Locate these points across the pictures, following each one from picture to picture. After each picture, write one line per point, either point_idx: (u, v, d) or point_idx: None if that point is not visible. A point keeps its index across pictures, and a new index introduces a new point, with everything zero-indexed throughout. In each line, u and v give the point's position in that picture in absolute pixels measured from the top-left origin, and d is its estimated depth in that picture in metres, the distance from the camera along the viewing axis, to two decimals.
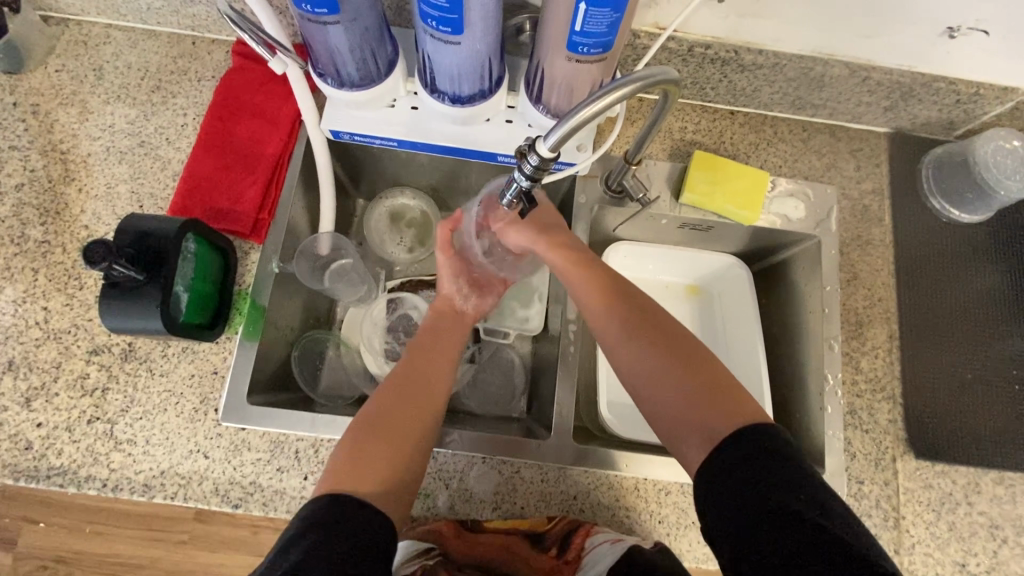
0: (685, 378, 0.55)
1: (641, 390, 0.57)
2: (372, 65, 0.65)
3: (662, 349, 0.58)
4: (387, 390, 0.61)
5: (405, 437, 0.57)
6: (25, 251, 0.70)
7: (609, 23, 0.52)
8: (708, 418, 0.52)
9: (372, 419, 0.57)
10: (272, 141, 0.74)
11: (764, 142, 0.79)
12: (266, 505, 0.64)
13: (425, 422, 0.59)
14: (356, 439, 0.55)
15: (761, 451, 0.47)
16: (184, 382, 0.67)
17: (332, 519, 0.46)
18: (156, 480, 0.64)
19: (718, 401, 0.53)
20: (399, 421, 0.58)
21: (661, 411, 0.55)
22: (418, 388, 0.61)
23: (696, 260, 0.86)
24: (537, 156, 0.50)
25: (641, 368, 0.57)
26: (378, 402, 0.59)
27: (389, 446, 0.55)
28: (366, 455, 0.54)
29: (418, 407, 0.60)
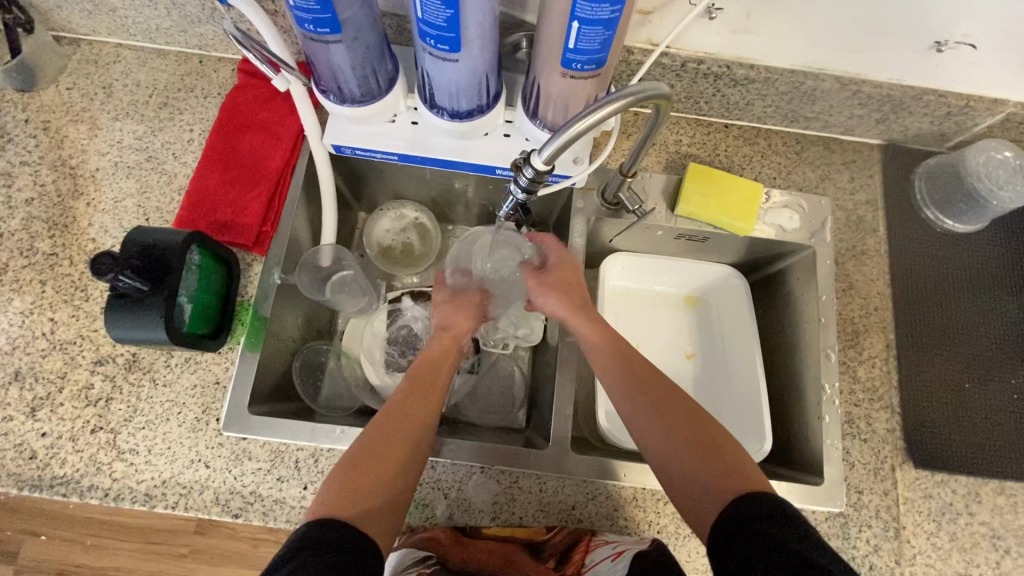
0: (692, 442, 0.56)
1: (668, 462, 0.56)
2: (374, 82, 0.67)
3: (669, 413, 0.59)
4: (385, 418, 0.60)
5: (400, 464, 0.56)
6: (33, 263, 0.72)
7: (602, 41, 0.53)
8: (717, 481, 0.52)
9: (369, 449, 0.56)
10: (276, 156, 0.76)
11: (759, 154, 0.80)
12: (266, 515, 0.65)
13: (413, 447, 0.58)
14: (354, 467, 0.54)
15: (766, 511, 0.47)
16: (186, 392, 0.68)
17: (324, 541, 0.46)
18: (158, 490, 0.65)
19: (723, 464, 0.53)
20: (396, 449, 0.57)
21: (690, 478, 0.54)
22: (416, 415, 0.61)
23: (692, 272, 0.87)
24: (532, 169, 0.52)
25: (652, 433, 0.58)
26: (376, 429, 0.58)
27: (384, 476, 0.54)
28: (362, 481, 0.53)
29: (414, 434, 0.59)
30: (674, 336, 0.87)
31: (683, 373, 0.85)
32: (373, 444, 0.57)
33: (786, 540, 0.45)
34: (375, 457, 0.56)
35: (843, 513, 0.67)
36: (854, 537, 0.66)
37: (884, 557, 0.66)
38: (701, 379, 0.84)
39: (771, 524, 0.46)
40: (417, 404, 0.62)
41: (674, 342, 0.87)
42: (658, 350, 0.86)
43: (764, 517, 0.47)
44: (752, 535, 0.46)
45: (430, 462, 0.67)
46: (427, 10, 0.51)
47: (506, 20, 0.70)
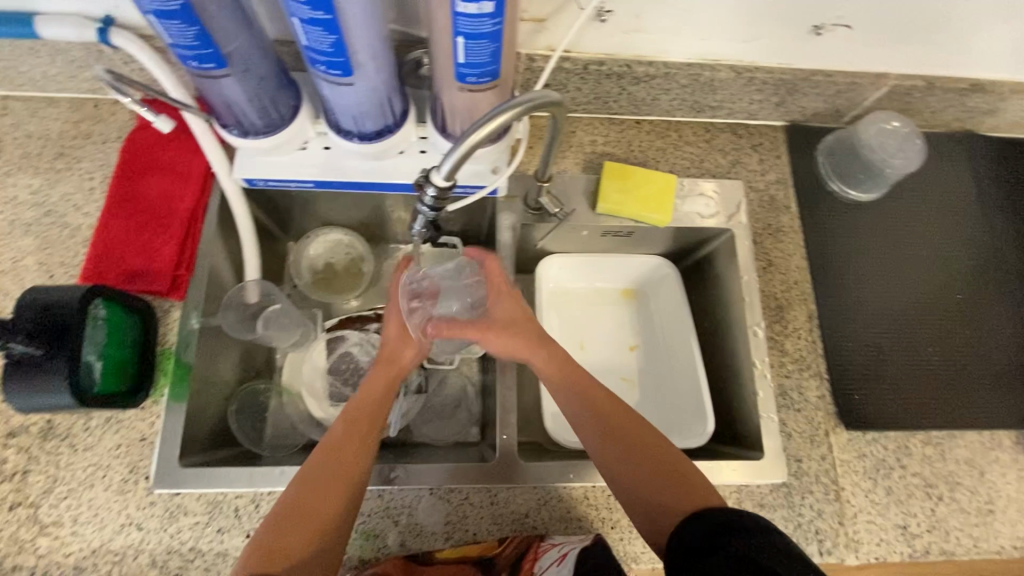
0: (657, 470, 0.57)
1: (627, 490, 0.58)
2: (276, 111, 0.66)
3: (632, 440, 0.60)
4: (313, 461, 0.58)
5: (326, 516, 0.55)
6: None
7: (491, 53, 0.54)
8: (671, 501, 0.55)
9: (298, 499, 0.55)
10: (185, 197, 0.74)
11: (671, 146, 0.83)
12: (209, 570, 0.62)
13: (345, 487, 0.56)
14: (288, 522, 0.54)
15: (722, 527, 0.49)
16: (111, 454, 0.65)
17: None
18: (88, 562, 0.61)
19: (679, 487, 0.56)
20: (325, 492, 0.56)
21: (653, 503, 0.56)
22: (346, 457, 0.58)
23: (625, 265, 0.89)
24: (434, 187, 0.52)
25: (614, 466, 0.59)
26: (306, 472, 0.57)
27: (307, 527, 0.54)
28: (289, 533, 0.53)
29: (347, 472, 0.57)
30: (617, 330, 0.89)
31: (630, 365, 0.87)
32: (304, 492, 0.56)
33: (741, 549, 0.46)
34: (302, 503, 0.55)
35: (786, 483, 0.69)
36: (798, 505, 0.68)
37: (828, 519, 0.68)
38: (645, 369, 0.86)
39: (735, 541, 0.47)
40: (348, 446, 0.59)
41: (617, 335, 0.89)
42: (602, 346, 0.88)
43: (735, 534, 0.48)
44: (720, 551, 0.47)
45: (377, 492, 0.66)
46: (309, 39, 0.51)
47: (405, 38, 0.70)
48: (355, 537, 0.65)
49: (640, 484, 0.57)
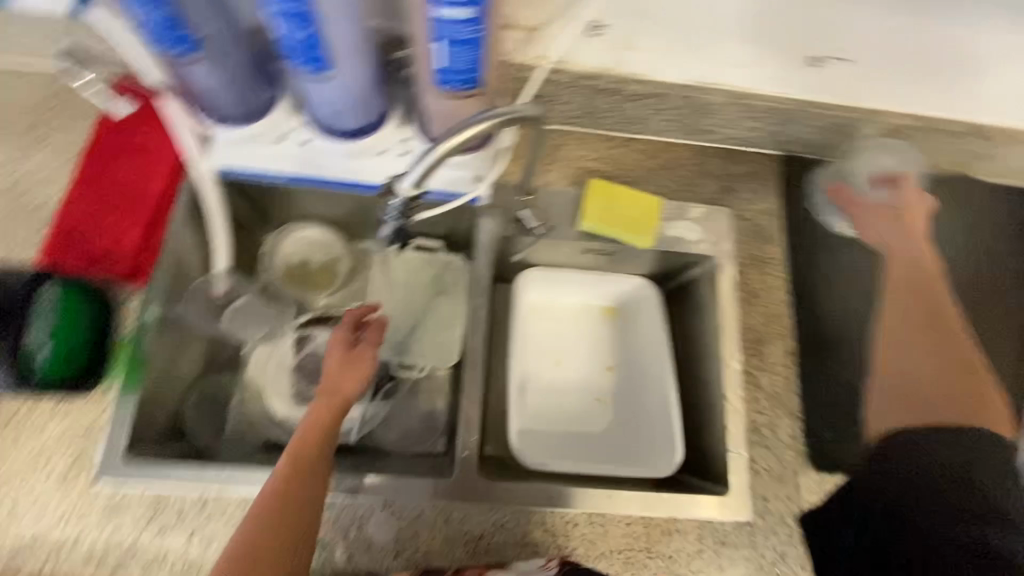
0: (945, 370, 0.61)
1: (909, 378, 0.62)
2: (252, 101, 0.65)
3: (937, 339, 0.64)
4: (256, 521, 0.52)
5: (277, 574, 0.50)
6: None
7: (473, 59, 0.52)
8: (954, 407, 0.58)
9: (243, 566, 0.49)
10: (156, 182, 0.71)
11: (662, 167, 0.81)
12: (146, 570, 0.60)
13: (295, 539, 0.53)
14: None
15: (911, 454, 0.53)
16: (55, 441, 0.62)
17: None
18: (21, 553, 0.59)
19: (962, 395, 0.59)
20: (273, 547, 0.51)
21: (922, 394, 0.60)
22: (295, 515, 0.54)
23: (607, 283, 0.87)
24: (401, 193, 0.53)
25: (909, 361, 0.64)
26: (249, 532, 0.51)
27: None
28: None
29: (295, 520, 0.53)
30: (594, 348, 0.88)
31: (603, 385, 0.86)
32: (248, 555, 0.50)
33: (967, 523, 0.48)
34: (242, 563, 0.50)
35: (749, 522, 0.68)
36: (760, 545, 0.67)
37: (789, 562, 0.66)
38: (619, 391, 0.86)
39: (965, 495, 0.49)
40: (295, 495, 0.54)
41: (594, 353, 0.88)
42: (578, 363, 0.87)
43: (972, 493, 0.50)
44: (950, 521, 0.49)
45: (327, 502, 0.64)
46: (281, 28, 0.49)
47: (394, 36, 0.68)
48: None
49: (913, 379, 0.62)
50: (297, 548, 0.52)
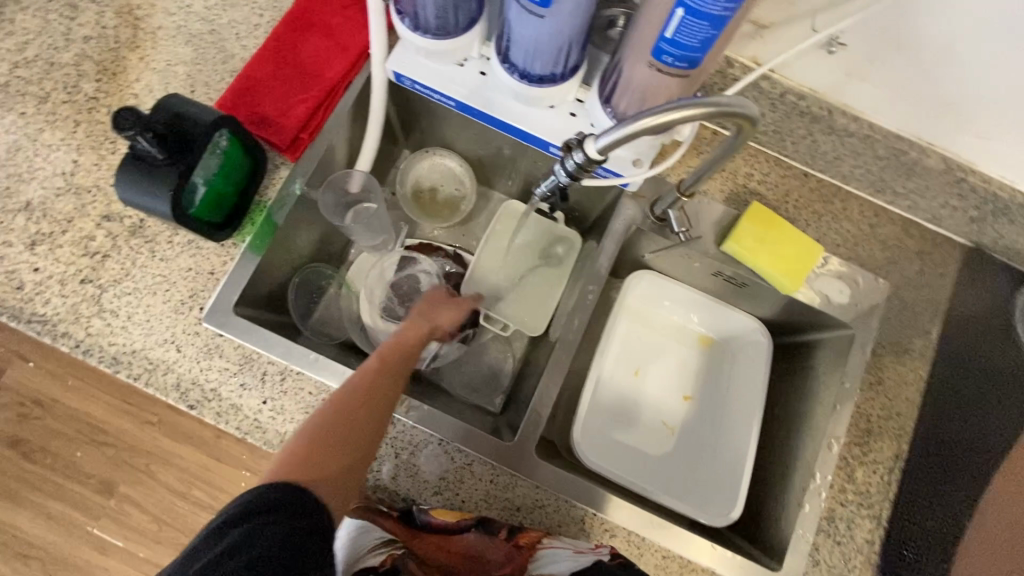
0: None
1: None
2: (453, 16, 0.63)
3: None
4: (342, 391, 0.57)
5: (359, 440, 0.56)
6: (74, 101, 0.71)
7: (704, 39, 0.48)
8: None
9: (327, 424, 0.55)
10: (334, 66, 0.73)
11: (829, 214, 0.73)
12: (219, 416, 0.64)
13: (377, 418, 0.57)
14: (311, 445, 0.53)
15: None
16: (179, 273, 0.67)
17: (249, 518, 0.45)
18: (125, 357, 0.65)
19: None
20: (360, 419, 0.56)
21: None
22: (378, 399, 0.58)
23: (717, 312, 0.83)
24: (582, 154, 0.47)
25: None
26: (335, 399, 0.57)
27: (338, 454, 0.54)
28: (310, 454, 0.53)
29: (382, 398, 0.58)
30: (677, 371, 0.85)
31: (674, 411, 0.83)
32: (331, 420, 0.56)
33: None
34: (332, 422, 0.55)
35: None
36: None
37: None
38: (689, 423, 0.82)
39: None
40: (382, 381, 0.60)
41: (676, 377, 0.84)
42: (658, 381, 0.84)
43: None
44: None
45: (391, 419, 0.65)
46: None
47: None
48: None
49: None
50: (371, 422, 0.57)
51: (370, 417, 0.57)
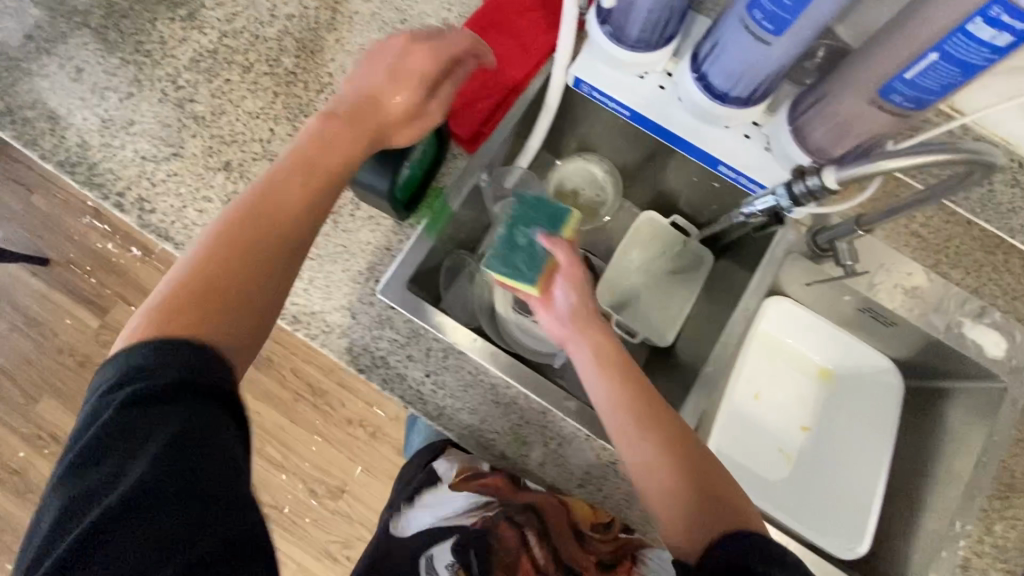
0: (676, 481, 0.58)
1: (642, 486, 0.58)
2: (657, 32, 0.67)
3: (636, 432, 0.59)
4: (208, 246, 0.52)
5: (245, 279, 0.52)
6: (274, 74, 0.76)
7: (946, 85, 0.49)
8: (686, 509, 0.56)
9: (208, 251, 0.52)
10: (516, 66, 0.76)
11: (991, 266, 0.73)
12: (385, 382, 0.69)
13: (284, 240, 0.55)
14: (213, 254, 0.52)
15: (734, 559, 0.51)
16: (360, 246, 0.72)
17: (163, 368, 0.45)
18: (305, 317, 0.69)
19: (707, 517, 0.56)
20: (234, 257, 0.52)
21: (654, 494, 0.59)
22: (252, 256, 0.53)
23: (848, 348, 0.83)
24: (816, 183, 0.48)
25: (639, 430, 0.59)
26: (200, 247, 0.53)
27: (216, 301, 0.50)
28: (214, 306, 0.50)
29: (270, 223, 0.54)
30: (796, 402, 0.85)
31: (793, 440, 0.83)
32: (219, 246, 0.53)
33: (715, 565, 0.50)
34: (207, 265, 0.52)
35: None
36: None
37: None
38: (807, 453, 0.82)
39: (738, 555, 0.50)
40: (287, 189, 0.56)
41: (795, 407, 0.85)
42: (778, 408, 0.85)
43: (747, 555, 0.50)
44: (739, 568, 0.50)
45: (544, 409, 0.68)
46: None
47: None
48: (505, 432, 0.68)
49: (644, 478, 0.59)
50: (272, 241, 0.54)
51: (257, 242, 0.54)
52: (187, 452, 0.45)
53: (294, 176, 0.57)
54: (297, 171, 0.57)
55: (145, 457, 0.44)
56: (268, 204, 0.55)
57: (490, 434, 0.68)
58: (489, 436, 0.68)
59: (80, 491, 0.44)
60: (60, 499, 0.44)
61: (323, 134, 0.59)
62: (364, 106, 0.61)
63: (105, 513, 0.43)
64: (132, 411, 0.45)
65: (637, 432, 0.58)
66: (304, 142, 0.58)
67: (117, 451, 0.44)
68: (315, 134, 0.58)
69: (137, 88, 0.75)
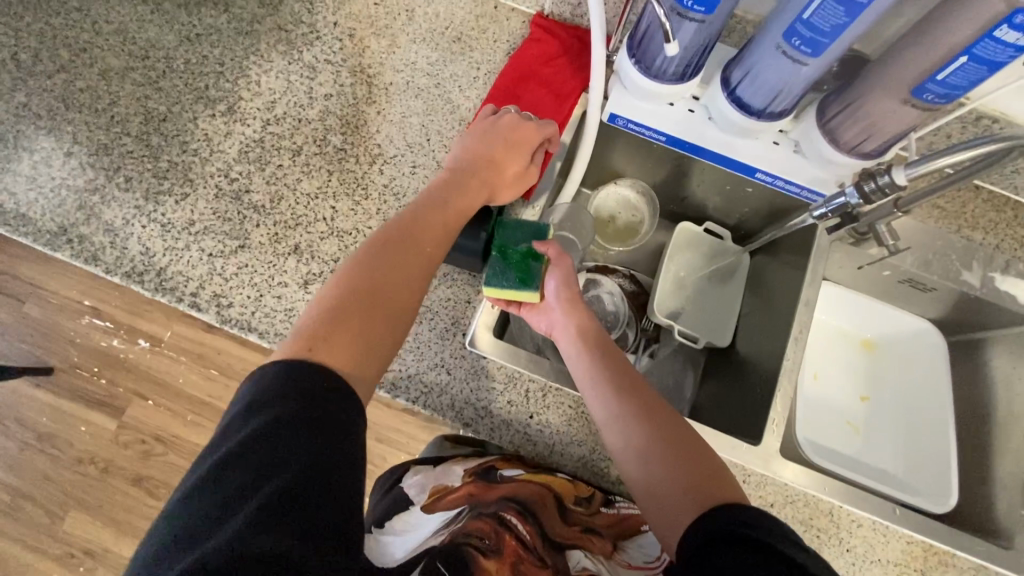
0: (676, 463, 0.58)
1: (658, 486, 0.57)
2: (687, 64, 0.72)
3: (649, 426, 0.60)
4: (367, 260, 0.58)
5: (393, 304, 0.57)
6: (324, 152, 0.78)
7: (974, 80, 0.55)
8: (688, 493, 0.55)
9: (372, 261, 0.58)
10: (553, 112, 0.82)
11: (1004, 222, 0.81)
12: (493, 430, 0.70)
13: (420, 266, 0.61)
14: (356, 289, 0.56)
15: (736, 528, 0.48)
16: (440, 304, 0.74)
17: (289, 390, 0.46)
18: (402, 382, 0.70)
19: (681, 485, 0.56)
20: (390, 273, 0.58)
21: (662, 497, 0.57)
22: (395, 281, 0.58)
23: (889, 317, 0.90)
24: (888, 180, 0.55)
25: (631, 438, 0.60)
26: (362, 255, 0.59)
27: (367, 319, 0.55)
28: (355, 328, 0.53)
29: (419, 248, 0.61)
30: (851, 377, 0.91)
31: (857, 413, 0.89)
32: (359, 275, 0.57)
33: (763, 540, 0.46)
34: (365, 277, 0.57)
35: None
36: None
37: None
38: (874, 422, 0.88)
39: (747, 531, 0.48)
40: (433, 216, 0.64)
41: (851, 382, 0.91)
42: (838, 386, 0.90)
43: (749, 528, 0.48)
44: (738, 537, 0.48)
45: None
46: (819, 15, 0.55)
47: None
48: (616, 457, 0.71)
49: (658, 483, 0.57)
50: (412, 268, 0.60)
51: (405, 265, 0.60)
52: (322, 490, 0.44)
53: (431, 203, 0.66)
54: (426, 226, 0.64)
55: (257, 497, 0.42)
56: (420, 227, 0.63)
57: (603, 461, 0.71)
58: (602, 463, 0.71)
59: (216, 502, 0.42)
60: (174, 525, 0.42)
61: (450, 187, 0.69)
62: (479, 171, 0.71)
63: (241, 537, 0.40)
64: (291, 429, 0.44)
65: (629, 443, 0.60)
66: (434, 193, 0.67)
67: (257, 463, 0.43)
68: (448, 182, 0.69)
69: (191, 188, 0.76)
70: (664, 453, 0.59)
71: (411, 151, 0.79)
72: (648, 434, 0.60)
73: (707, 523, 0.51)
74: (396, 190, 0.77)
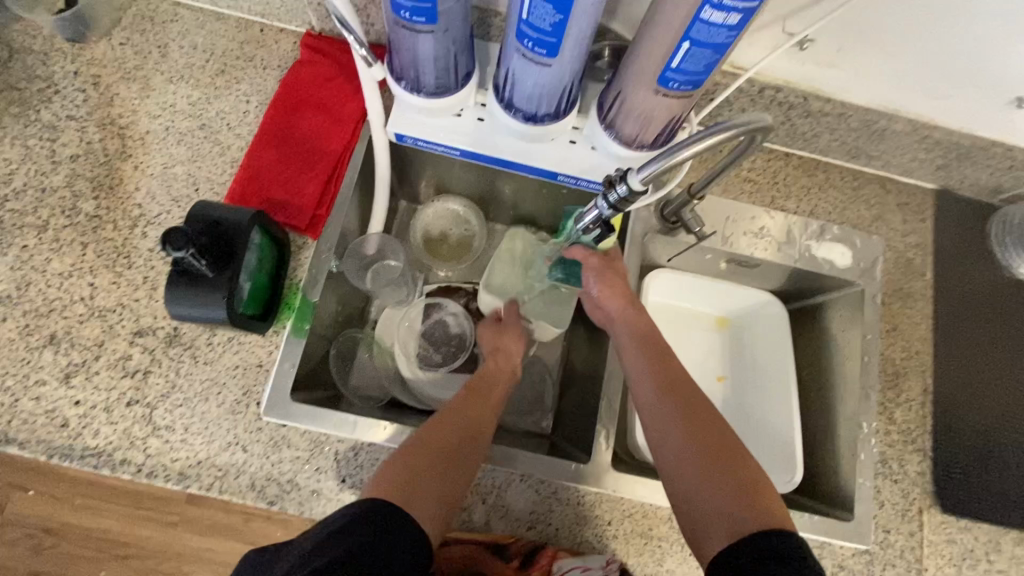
0: (721, 470, 0.55)
1: (690, 497, 0.55)
2: (452, 75, 0.66)
3: (695, 431, 0.58)
4: (436, 438, 0.59)
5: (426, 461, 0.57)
6: (76, 223, 0.69)
7: (706, 64, 0.52)
8: (736, 508, 0.52)
9: (437, 436, 0.59)
10: (336, 138, 0.74)
11: (816, 186, 0.80)
12: (302, 504, 0.64)
13: (465, 429, 0.61)
14: (407, 460, 0.56)
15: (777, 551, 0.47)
16: (228, 373, 0.66)
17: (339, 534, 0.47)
18: (192, 470, 0.63)
19: (727, 500, 0.52)
20: (442, 439, 0.59)
21: (692, 505, 0.54)
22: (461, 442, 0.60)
23: (731, 295, 0.88)
24: (627, 187, 0.51)
25: (677, 442, 0.57)
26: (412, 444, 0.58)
27: (430, 468, 0.56)
28: (414, 474, 0.55)
29: (474, 415, 0.63)
30: (706, 357, 0.89)
31: (714, 396, 0.87)
32: (438, 449, 0.58)
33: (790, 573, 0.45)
34: (425, 445, 0.58)
35: (869, 550, 0.69)
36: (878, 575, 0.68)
37: None
38: (729, 403, 0.86)
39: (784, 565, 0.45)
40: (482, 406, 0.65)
41: (705, 363, 0.89)
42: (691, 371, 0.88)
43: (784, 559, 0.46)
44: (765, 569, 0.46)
45: None
46: (535, 13, 0.51)
47: None
48: None
49: (693, 492, 0.55)
50: (450, 425, 0.61)
51: (448, 428, 0.60)
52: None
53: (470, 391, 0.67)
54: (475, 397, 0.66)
55: None
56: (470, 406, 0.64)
57: None
58: None
59: None
60: None
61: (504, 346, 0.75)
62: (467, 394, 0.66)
63: None
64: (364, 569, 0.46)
65: (673, 450, 0.57)
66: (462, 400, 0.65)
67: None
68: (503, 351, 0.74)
69: None
70: (711, 462, 0.55)
71: (177, 206, 0.71)
72: (694, 446, 0.57)
73: (738, 551, 0.48)
74: (164, 253, 0.69)
